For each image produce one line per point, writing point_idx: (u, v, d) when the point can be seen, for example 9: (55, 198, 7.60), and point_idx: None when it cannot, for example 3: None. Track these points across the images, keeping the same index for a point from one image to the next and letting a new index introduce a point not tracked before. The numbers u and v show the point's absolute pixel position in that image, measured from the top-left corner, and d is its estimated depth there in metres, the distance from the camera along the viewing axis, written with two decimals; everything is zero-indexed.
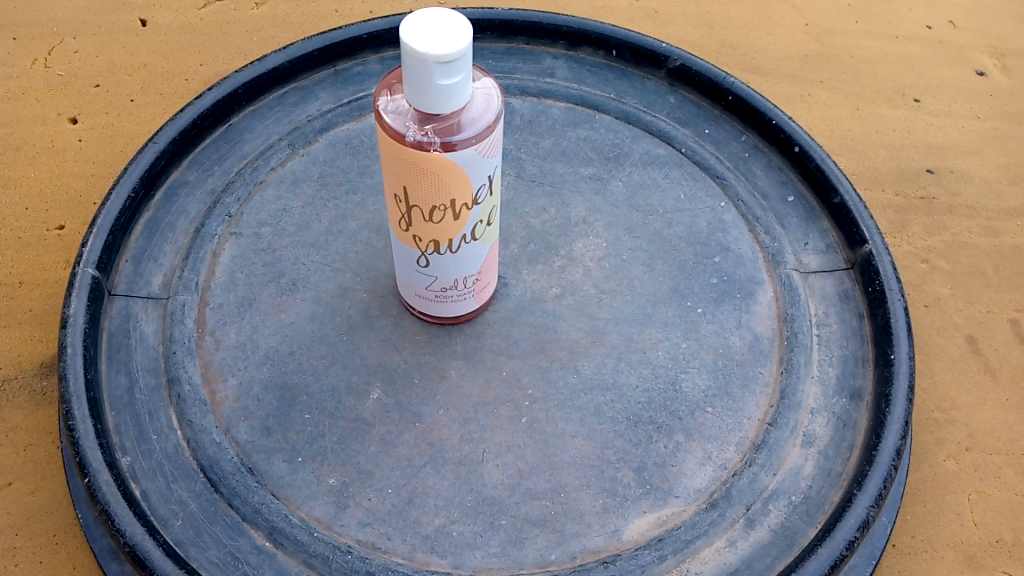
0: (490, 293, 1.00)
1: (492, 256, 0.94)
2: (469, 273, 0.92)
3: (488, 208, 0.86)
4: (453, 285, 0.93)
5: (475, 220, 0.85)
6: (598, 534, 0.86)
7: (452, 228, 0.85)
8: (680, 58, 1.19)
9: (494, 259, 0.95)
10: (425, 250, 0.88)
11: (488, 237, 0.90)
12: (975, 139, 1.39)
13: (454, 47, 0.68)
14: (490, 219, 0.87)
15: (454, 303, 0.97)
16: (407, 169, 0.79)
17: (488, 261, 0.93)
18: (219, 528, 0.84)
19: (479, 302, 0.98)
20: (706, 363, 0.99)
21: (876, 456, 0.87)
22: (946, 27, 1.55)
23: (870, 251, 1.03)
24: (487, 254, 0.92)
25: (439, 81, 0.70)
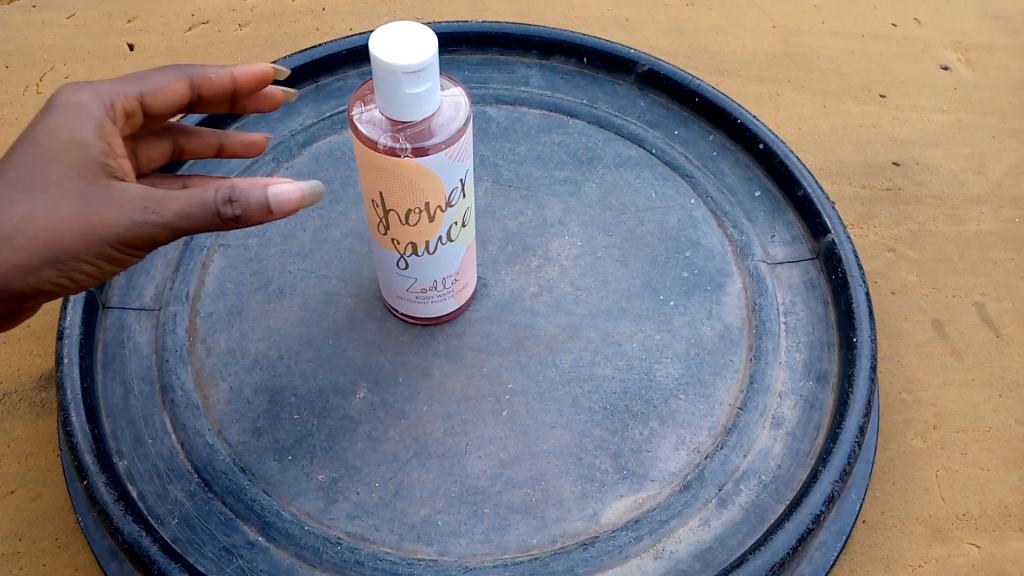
0: (470, 293, 1.04)
1: (469, 256, 0.98)
2: (447, 274, 0.96)
3: (461, 211, 0.90)
4: (432, 287, 0.97)
5: (450, 222, 0.89)
6: (577, 518, 0.90)
7: (427, 230, 0.89)
8: (648, 63, 1.24)
9: (472, 260, 0.99)
10: (403, 252, 0.92)
11: (464, 237, 0.94)
12: (940, 132, 1.43)
13: (420, 58, 0.72)
14: (465, 220, 0.91)
15: (434, 303, 1.00)
16: (382, 175, 0.83)
17: (465, 261, 0.97)
18: (214, 525, 0.88)
19: (459, 302, 1.03)
20: (678, 353, 1.03)
21: (841, 434, 0.92)
22: (911, 25, 1.60)
23: (833, 239, 1.07)
24: (464, 255, 0.96)
25: (407, 90, 0.74)
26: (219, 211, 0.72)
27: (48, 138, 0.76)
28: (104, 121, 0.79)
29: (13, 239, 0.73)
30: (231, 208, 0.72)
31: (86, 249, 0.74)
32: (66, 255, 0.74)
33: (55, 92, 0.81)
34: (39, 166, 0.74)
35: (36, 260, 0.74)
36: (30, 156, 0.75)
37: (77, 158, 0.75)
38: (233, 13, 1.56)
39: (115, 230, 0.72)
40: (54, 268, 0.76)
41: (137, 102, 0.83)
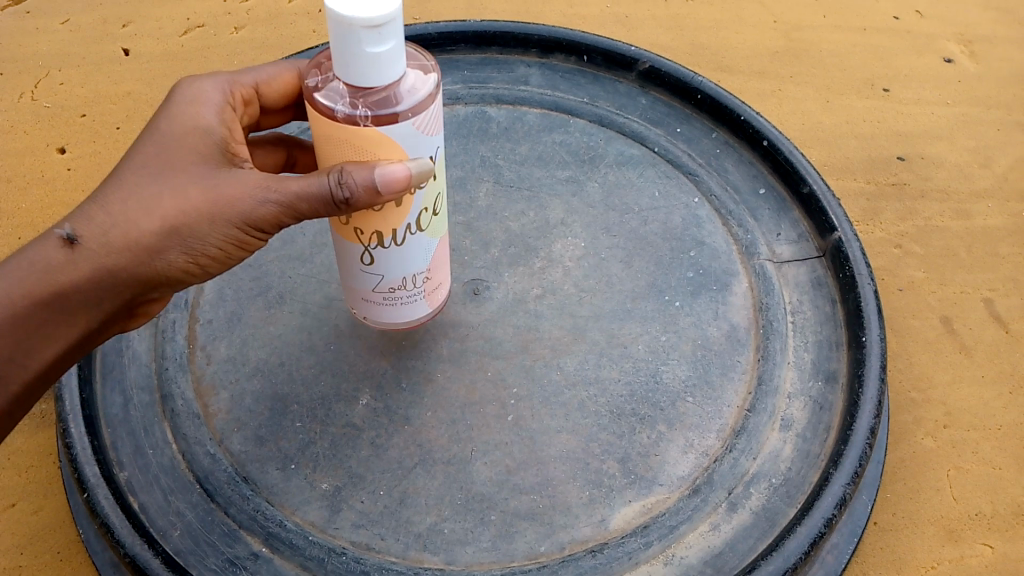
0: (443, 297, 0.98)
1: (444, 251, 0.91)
2: (417, 272, 0.89)
3: (431, 195, 0.83)
4: (399, 286, 0.90)
5: (419, 207, 0.82)
6: (585, 524, 0.88)
7: (393, 215, 0.82)
8: (649, 61, 1.23)
9: (445, 258, 0.93)
10: (368, 243, 0.85)
11: (435, 230, 0.87)
12: (945, 125, 1.42)
13: (381, 12, 0.66)
14: (435, 208, 0.85)
15: (404, 307, 0.93)
16: (339, 147, 0.75)
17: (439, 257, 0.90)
18: (216, 536, 0.86)
19: (431, 304, 0.96)
20: (685, 354, 1.02)
21: (851, 435, 0.90)
22: (913, 17, 1.58)
23: (840, 237, 1.06)
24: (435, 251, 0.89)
25: (368, 47, 0.67)
26: (332, 194, 0.75)
27: (172, 123, 0.82)
28: (224, 109, 0.86)
29: (139, 222, 0.77)
30: (344, 190, 0.74)
31: (210, 229, 0.78)
32: (193, 234, 0.78)
33: (176, 84, 0.87)
34: (163, 151, 0.79)
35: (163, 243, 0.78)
36: (159, 140, 0.80)
37: (201, 141, 0.81)
38: (228, 16, 1.55)
39: (240, 209, 0.78)
40: (181, 250, 0.78)
41: (250, 89, 0.90)
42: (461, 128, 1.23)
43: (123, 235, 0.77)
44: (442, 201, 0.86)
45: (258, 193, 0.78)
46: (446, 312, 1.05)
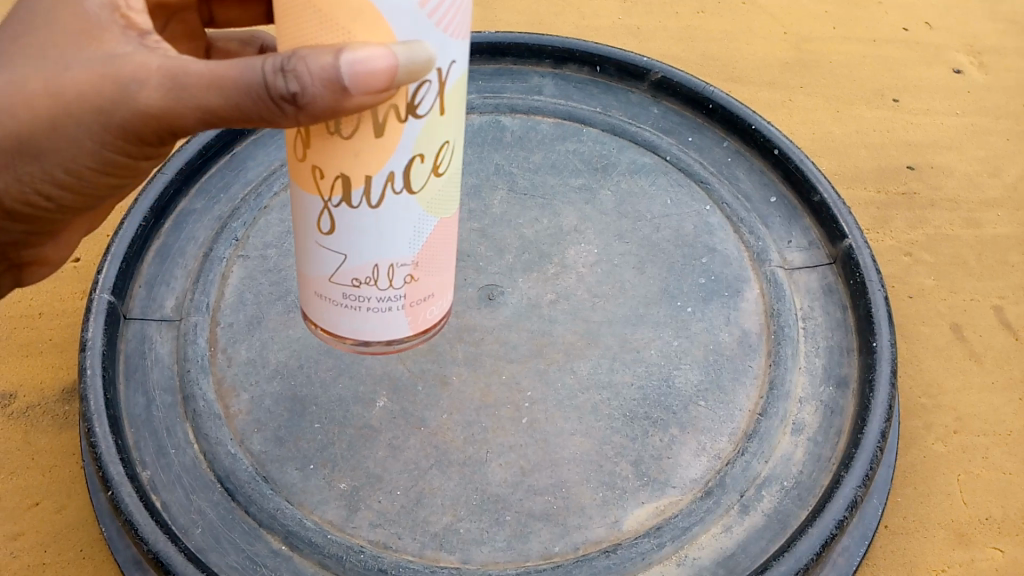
0: (434, 318, 0.76)
1: (446, 248, 0.72)
2: (397, 263, 0.68)
3: (433, 139, 0.62)
4: (365, 280, 0.69)
5: (411, 152, 0.61)
6: (599, 525, 0.90)
7: (369, 146, 0.60)
8: (661, 71, 1.24)
9: (448, 263, 0.74)
10: (328, 196, 0.64)
11: (431, 206, 0.66)
12: (954, 135, 1.43)
13: None
14: (437, 171, 0.64)
15: (371, 313, 0.72)
16: (301, 13, 0.57)
17: (436, 253, 0.71)
18: (237, 534, 0.88)
19: (410, 319, 0.74)
20: (697, 359, 1.03)
21: (862, 438, 0.92)
22: (922, 29, 1.60)
23: (850, 244, 1.07)
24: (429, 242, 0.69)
25: None
26: (272, 85, 0.60)
27: None
28: None
29: None
30: (292, 85, 0.59)
31: (56, 139, 0.72)
32: (36, 140, 0.72)
33: None
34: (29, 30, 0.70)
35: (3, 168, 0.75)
36: (30, 16, 0.71)
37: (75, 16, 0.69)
38: None
39: (98, 105, 0.67)
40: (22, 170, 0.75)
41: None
42: (475, 137, 1.24)
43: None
44: (450, 161, 0.65)
45: (141, 81, 0.65)
46: (461, 316, 1.06)
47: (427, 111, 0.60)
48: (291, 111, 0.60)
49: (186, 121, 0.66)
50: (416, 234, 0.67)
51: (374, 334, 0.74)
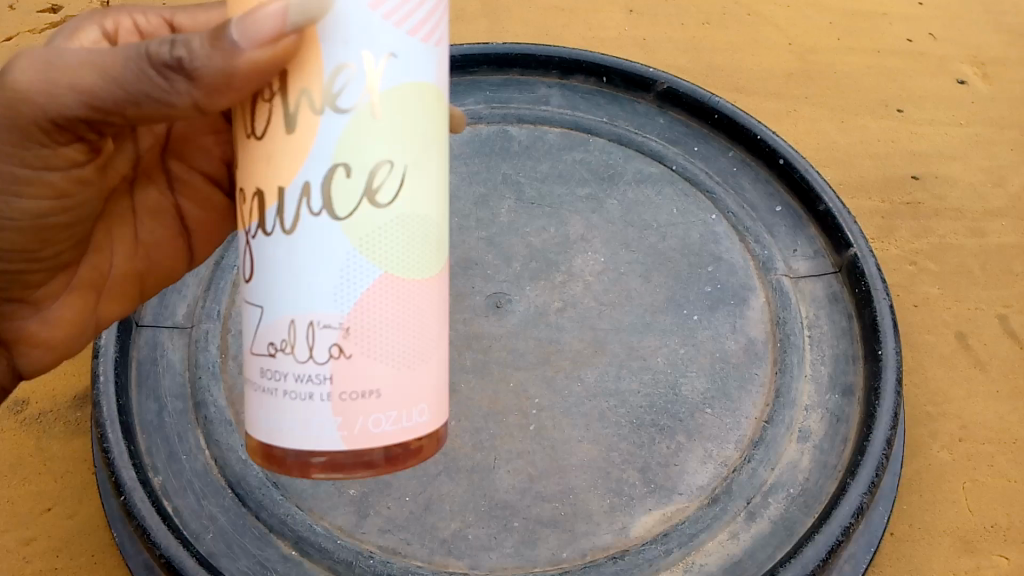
0: (383, 434, 0.57)
1: (398, 333, 0.57)
2: (316, 323, 0.56)
3: (356, 145, 0.54)
4: (281, 348, 0.57)
5: (327, 156, 0.55)
6: (606, 531, 0.91)
7: (284, 143, 0.56)
8: (666, 82, 1.25)
9: (409, 364, 0.58)
10: (249, 225, 0.59)
11: (360, 245, 0.55)
12: (958, 145, 1.44)
13: None
14: (366, 194, 0.55)
15: (290, 405, 0.57)
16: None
17: (378, 331, 0.57)
18: (248, 539, 0.89)
19: (339, 423, 0.56)
20: (704, 367, 1.04)
21: (868, 446, 0.92)
22: (926, 39, 1.61)
23: (855, 253, 1.08)
24: (363, 307, 0.56)
25: None
26: (155, 52, 0.60)
27: None
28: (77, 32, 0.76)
29: None
30: (179, 51, 0.59)
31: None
32: None
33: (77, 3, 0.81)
34: None
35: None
36: None
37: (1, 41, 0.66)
38: None
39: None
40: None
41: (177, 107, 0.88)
42: (483, 147, 1.24)
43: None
44: (392, 190, 0.55)
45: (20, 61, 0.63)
46: (469, 324, 1.07)
47: (349, 106, 0.54)
48: (180, 82, 0.60)
49: (72, 105, 0.63)
50: (340, 283, 0.56)
51: (287, 438, 0.57)
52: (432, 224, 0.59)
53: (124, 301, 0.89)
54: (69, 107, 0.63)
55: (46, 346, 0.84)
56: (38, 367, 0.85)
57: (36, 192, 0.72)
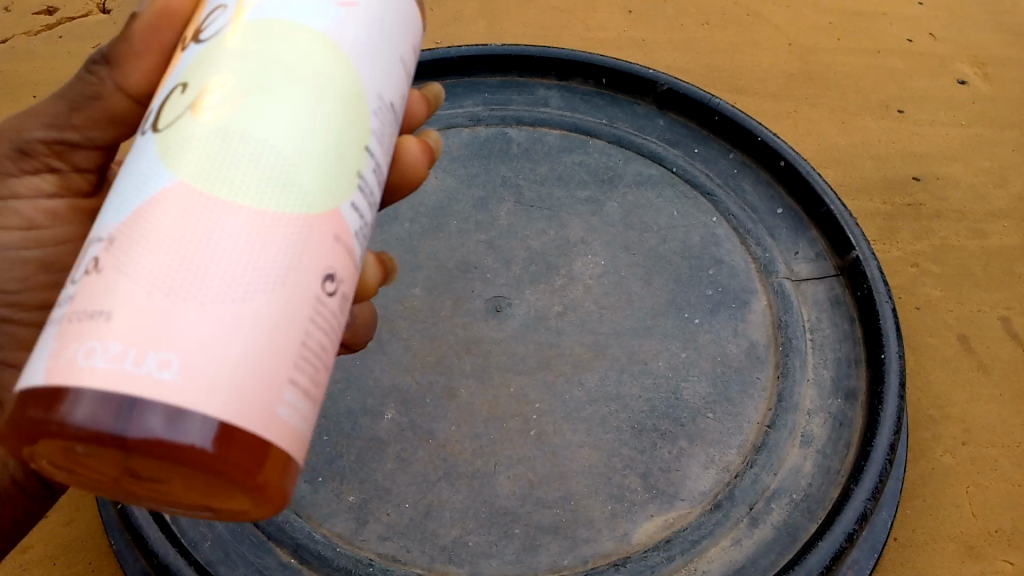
0: (90, 366, 0.40)
1: (191, 255, 0.43)
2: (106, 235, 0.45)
3: (200, 67, 0.49)
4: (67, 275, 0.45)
5: (177, 83, 0.50)
6: (608, 538, 0.90)
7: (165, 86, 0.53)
8: (667, 82, 1.25)
9: (167, 293, 0.42)
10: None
11: (167, 149, 0.46)
12: (959, 146, 1.43)
13: None
14: (196, 104, 0.48)
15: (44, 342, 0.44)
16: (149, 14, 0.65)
17: (146, 244, 0.43)
18: (246, 547, 0.89)
19: (52, 350, 0.41)
20: (705, 371, 1.03)
21: (872, 451, 0.92)
22: (926, 40, 1.60)
23: (857, 256, 1.07)
24: (159, 220, 0.44)
25: None
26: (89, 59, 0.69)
27: None
28: None
29: None
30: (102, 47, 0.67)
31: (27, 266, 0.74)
32: None
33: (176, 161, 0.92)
34: None
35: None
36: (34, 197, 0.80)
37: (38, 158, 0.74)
38: None
39: None
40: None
41: None
42: (482, 149, 1.23)
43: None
44: (219, 103, 0.47)
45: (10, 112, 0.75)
46: (469, 328, 1.07)
47: (209, 39, 0.51)
48: (101, 70, 0.67)
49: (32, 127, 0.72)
50: (132, 195, 0.45)
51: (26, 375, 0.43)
52: (283, 149, 0.47)
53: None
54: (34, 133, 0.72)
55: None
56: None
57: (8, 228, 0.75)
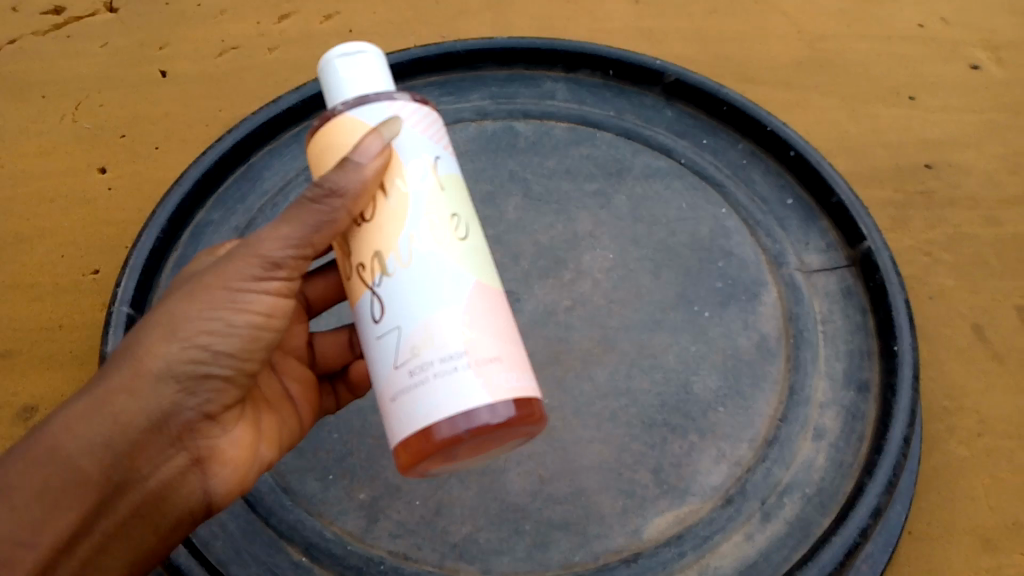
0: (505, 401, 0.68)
1: (502, 328, 0.72)
2: (465, 331, 0.70)
3: (435, 200, 0.74)
4: (419, 342, 0.69)
5: (422, 214, 0.73)
6: (620, 534, 0.91)
7: (391, 214, 0.73)
8: (675, 74, 1.21)
9: (507, 344, 0.72)
10: (371, 281, 0.73)
11: (442, 247, 0.72)
12: (972, 132, 1.40)
13: (350, 50, 0.76)
14: (467, 266, 0.73)
15: (439, 391, 0.67)
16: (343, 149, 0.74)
17: (485, 322, 0.71)
18: (258, 546, 0.92)
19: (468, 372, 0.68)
20: (716, 365, 1.02)
21: (885, 445, 0.91)
22: (937, 25, 1.54)
23: (869, 247, 1.05)
24: (482, 324, 0.71)
25: (337, 66, 0.76)
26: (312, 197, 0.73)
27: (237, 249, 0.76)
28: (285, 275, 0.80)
29: (175, 316, 0.73)
30: (326, 185, 0.71)
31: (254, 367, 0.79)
32: (187, 321, 0.73)
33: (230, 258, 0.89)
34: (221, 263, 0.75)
35: (185, 314, 0.73)
36: (223, 263, 0.74)
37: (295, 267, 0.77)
38: (262, 38, 1.51)
39: (230, 267, 0.74)
40: (211, 356, 0.74)
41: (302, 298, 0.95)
42: (489, 143, 1.22)
43: (162, 311, 0.74)
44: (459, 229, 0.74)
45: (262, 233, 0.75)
46: None
47: (424, 181, 0.74)
48: (333, 204, 0.72)
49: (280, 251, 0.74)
50: (452, 287, 0.71)
51: (448, 416, 0.67)
52: (495, 275, 0.76)
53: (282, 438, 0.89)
54: (282, 249, 0.74)
55: (233, 466, 0.82)
56: (224, 491, 0.82)
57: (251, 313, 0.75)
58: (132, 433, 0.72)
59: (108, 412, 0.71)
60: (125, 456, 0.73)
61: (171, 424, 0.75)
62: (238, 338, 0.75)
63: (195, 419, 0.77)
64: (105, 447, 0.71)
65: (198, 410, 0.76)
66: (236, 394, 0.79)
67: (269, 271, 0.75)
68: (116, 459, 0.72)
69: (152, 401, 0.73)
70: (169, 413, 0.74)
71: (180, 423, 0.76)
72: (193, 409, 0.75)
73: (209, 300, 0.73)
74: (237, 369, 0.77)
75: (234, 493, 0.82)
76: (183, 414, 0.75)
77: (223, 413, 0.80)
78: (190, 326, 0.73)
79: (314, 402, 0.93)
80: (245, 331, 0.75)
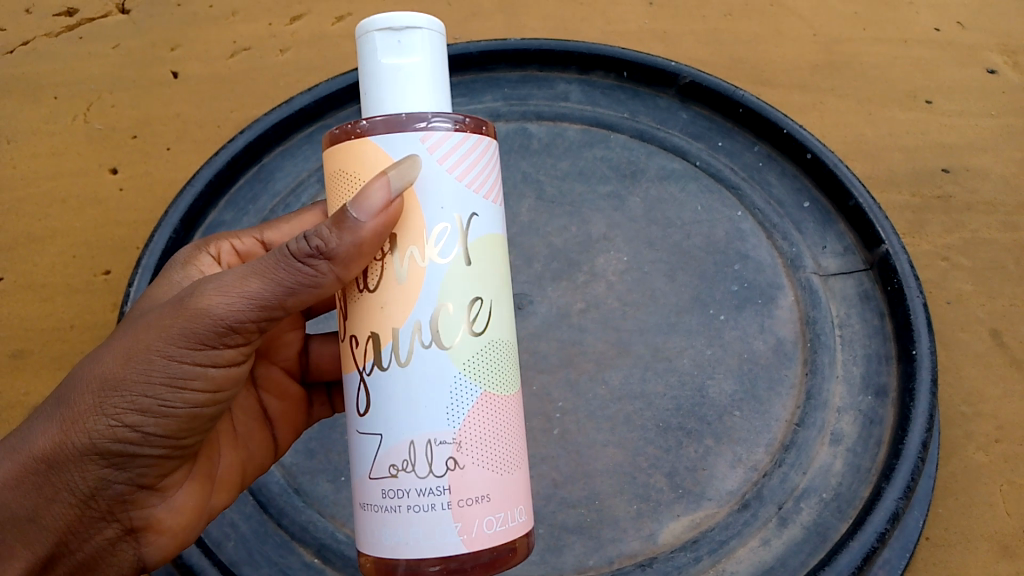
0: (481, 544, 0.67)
1: (496, 460, 0.70)
2: (455, 462, 0.68)
3: (453, 280, 0.69)
4: (402, 461, 0.68)
5: (436, 300, 0.68)
6: (635, 538, 0.93)
7: (397, 290, 0.69)
8: (690, 76, 1.18)
9: (496, 479, 0.70)
10: (362, 364, 0.71)
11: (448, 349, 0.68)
12: (989, 137, 1.39)
13: (395, 22, 0.70)
14: (470, 376, 0.69)
15: (416, 526, 0.67)
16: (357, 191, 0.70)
17: (478, 452, 0.69)
18: (269, 547, 0.93)
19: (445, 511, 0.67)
20: (731, 368, 1.01)
21: (903, 449, 0.90)
22: (953, 29, 1.50)
23: (887, 251, 1.03)
24: (474, 458, 0.69)
25: (378, 42, 0.71)
26: (295, 252, 0.71)
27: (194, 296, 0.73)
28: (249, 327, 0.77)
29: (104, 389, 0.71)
30: (314, 242, 0.70)
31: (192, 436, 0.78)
32: (117, 398, 0.71)
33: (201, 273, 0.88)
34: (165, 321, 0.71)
35: (117, 386, 0.71)
36: (168, 325, 0.71)
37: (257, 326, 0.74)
38: (273, 38, 1.48)
39: (176, 331, 0.71)
40: (140, 433, 0.73)
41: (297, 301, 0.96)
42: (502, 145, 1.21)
43: (94, 374, 0.72)
44: (476, 322, 0.70)
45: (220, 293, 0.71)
46: None
47: (447, 255, 0.69)
48: (320, 266, 0.70)
49: (240, 310, 0.71)
50: (451, 403, 0.68)
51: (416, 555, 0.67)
52: (507, 378, 0.73)
53: (234, 487, 0.89)
54: (240, 311, 0.71)
55: (172, 535, 0.82)
56: (160, 556, 0.82)
57: (196, 385, 0.74)
58: (60, 509, 0.73)
59: (36, 485, 0.72)
60: (54, 530, 0.74)
61: (103, 494, 0.75)
62: (179, 407, 0.74)
63: (127, 491, 0.77)
64: (31, 522, 0.73)
65: (131, 482, 0.76)
66: (174, 463, 0.79)
67: (223, 335, 0.72)
68: (46, 530, 0.74)
69: (78, 477, 0.73)
70: (98, 487, 0.74)
71: (110, 497, 0.76)
72: (123, 481, 0.75)
73: (146, 368, 0.71)
74: (175, 439, 0.76)
75: (172, 554, 0.84)
76: (114, 486, 0.75)
77: (161, 482, 0.80)
78: (121, 400, 0.71)
79: (296, 420, 0.96)
80: (189, 398, 0.74)
